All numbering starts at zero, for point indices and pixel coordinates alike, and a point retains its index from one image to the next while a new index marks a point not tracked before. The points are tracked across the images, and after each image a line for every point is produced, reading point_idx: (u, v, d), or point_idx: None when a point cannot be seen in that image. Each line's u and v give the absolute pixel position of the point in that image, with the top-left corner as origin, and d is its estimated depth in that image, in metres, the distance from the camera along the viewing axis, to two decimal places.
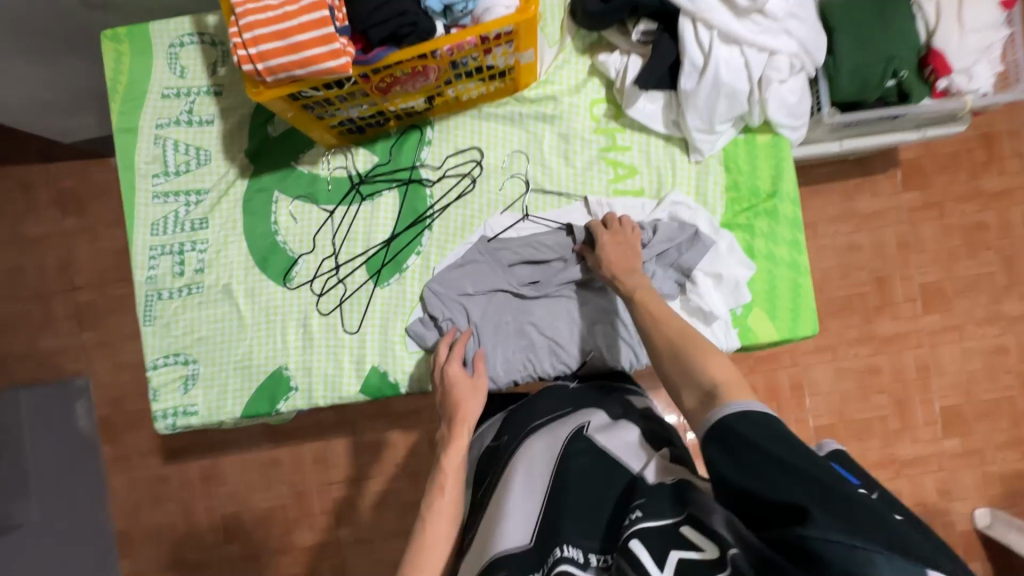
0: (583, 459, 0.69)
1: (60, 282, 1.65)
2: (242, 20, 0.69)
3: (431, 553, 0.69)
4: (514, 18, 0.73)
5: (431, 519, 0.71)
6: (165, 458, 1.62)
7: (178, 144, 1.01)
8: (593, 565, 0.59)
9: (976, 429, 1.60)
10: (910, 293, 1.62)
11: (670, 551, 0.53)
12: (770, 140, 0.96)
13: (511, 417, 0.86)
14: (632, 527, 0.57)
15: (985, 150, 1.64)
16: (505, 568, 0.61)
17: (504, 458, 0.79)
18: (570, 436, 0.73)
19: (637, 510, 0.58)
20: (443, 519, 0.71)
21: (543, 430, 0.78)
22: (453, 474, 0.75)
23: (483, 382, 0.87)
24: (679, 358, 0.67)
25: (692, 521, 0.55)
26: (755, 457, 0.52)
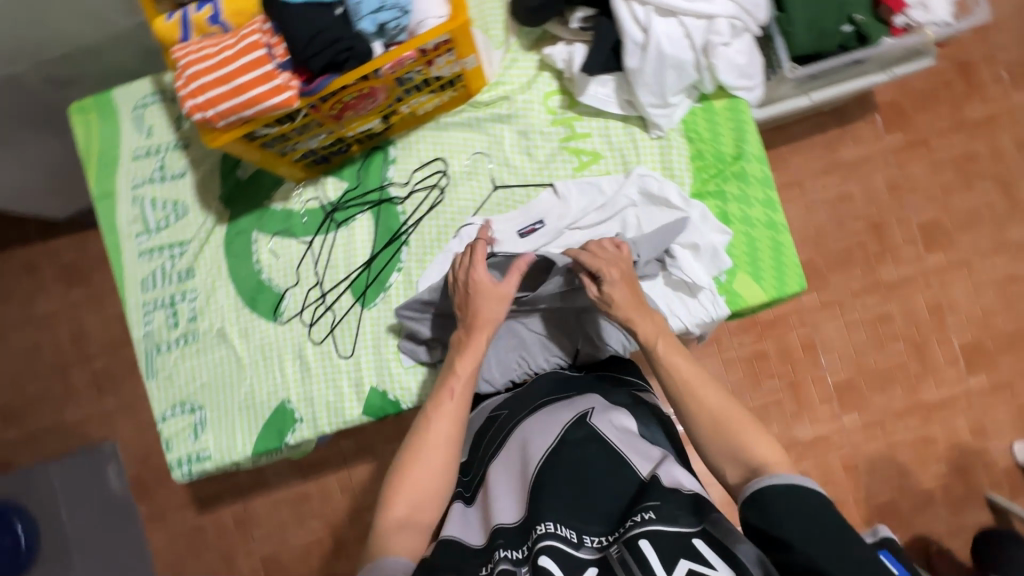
0: (589, 448, 0.69)
1: (75, 352, 1.70)
2: (186, 72, 0.71)
3: (433, 451, 0.72)
4: (448, 27, 0.74)
5: (434, 419, 0.75)
6: (198, 508, 1.64)
7: (155, 201, 1.04)
8: (588, 545, 0.60)
9: (1001, 362, 1.56)
10: (909, 236, 1.59)
11: (680, 560, 0.55)
12: (727, 104, 0.96)
13: (517, 393, 0.87)
14: (641, 527, 0.58)
15: (962, 80, 1.61)
16: (501, 538, 0.63)
17: (505, 431, 0.80)
18: (572, 422, 0.73)
19: (648, 510, 0.59)
20: (444, 419, 0.74)
21: (544, 410, 0.79)
22: (463, 381, 0.78)
23: (509, 290, 0.83)
24: (715, 428, 0.68)
25: (706, 535, 0.56)
26: (794, 516, 0.56)
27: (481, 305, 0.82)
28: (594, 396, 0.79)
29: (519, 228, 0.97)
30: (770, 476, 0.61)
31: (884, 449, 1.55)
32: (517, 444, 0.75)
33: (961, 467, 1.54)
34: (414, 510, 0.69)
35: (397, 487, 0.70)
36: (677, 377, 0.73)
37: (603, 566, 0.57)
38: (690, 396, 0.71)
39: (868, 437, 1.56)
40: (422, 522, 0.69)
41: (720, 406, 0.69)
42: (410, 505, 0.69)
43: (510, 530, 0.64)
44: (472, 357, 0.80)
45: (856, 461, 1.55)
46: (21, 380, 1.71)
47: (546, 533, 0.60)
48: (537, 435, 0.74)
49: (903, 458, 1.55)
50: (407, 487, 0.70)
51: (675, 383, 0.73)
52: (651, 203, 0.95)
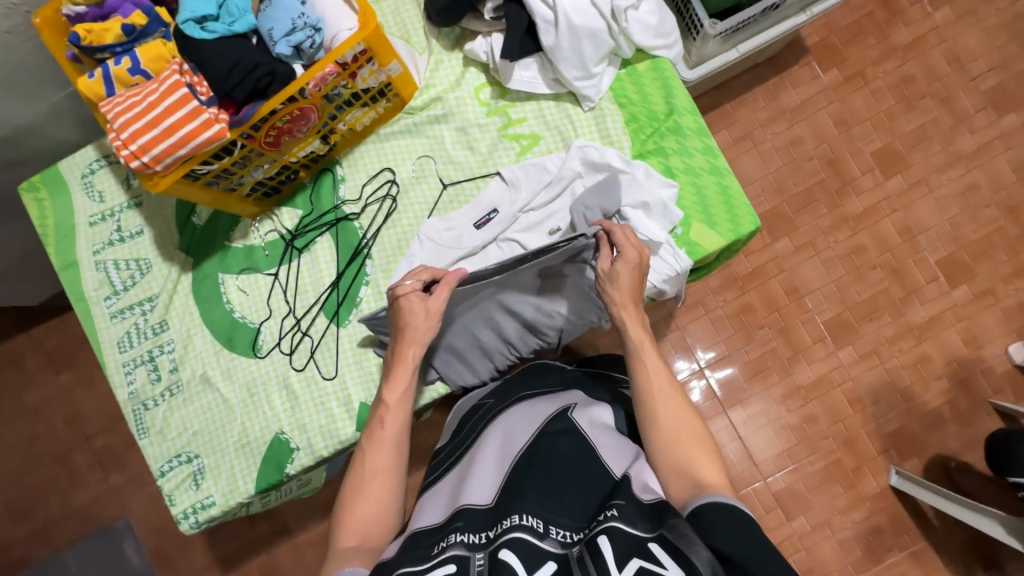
0: (565, 439, 0.71)
1: (73, 436, 1.69)
2: (116, 124, 0.73)
3: (374, 478, 0.72)
4: (360, 36, 0.77)
5: (370, 450, 0.74)
6: (224, 569, 1.63)
7: (118, 262, 1.06)
8: (552, 536, 0.58)
9: (978, 270, 1.58)
10: (864, 166, 1.63)
11: (632, 557, 0.53)
12: (649, 65, 1.00)
13: (501, 384, 0.89)
14: (604, 523, 0.57)
15: (883, 9, 1.66)
16: (461, 521, 0.61)
17: (490, 416, 0.82)
18: (555, 414, 0.75)
19: (614, 508, 0.58)
20: (380, 450, 0.74)
21: (528, 401, 0.81)
22: (395, 404, 0.78)
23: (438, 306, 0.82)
24: (674, 439, 0.67)
25: (662, 540, 0.54)
26: (729, 528, 0.54)
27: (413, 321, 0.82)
28: (581, 391, 0.82)
29: (473, 221, 0.99)
30: (719, 492, 0.60)
31: (884, 377, 1.56)
32: (495, 437, 0.75)
33: (962, 380, 1.55)
34: (364, 536, 0.68)
35: (348, 514, 0.70)
36: (655, 384, 0.71)
37: (564, 562, 0.55)
38: (659, 403, 0.70)
39: (866, 368, 1.57)
40: (374, 543, 0.68)
41: (687, 428, 0.68)
42: (360, 531, 0.68)
43: (474, 513, 0.63)
44: (402, 378, 0.80)
45: (860, 394, 1.56)
46: (24, 475, 1.69)
47: (514, 524, 0.58)
48: (517, 432, 0.75)
49: (904, 382, 1.56)
50: (359, 510, 0.70)
51: (645, 385, 0.72)
52: (595, 170, 0.97)
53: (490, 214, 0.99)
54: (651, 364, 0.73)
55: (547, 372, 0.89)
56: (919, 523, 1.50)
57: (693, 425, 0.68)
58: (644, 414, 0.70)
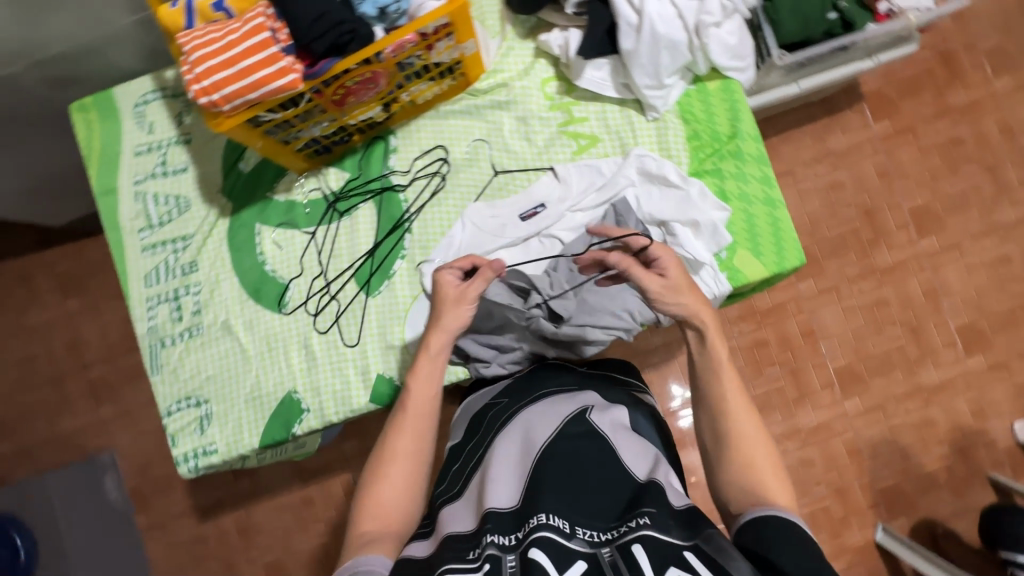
0: (583, 441, 0.69)
1: (71, 362, 1.68)
2: (191, 57, 0.72)
3: (394, 464, 0.70)
4: (447, 9, 0.77)
5: (393, 434, 0.73)
6: (199, 517, 1.62)
7: (158, 196, 1.05)
8: (580, 537, 0.57)
9: (997, 342, 1.58)
10: (900, 221, 1.62)
11: (669, 567, 0.53)
12: (720, 85, 0.98)
13: (514, 383, 0.88)
14: (636, 531, 0.56)
15: (944, 68, 1.65)
16: (489, 523, 0.61)
17: (502, 418, 0.80)
18: (571, 416, 0.74)
19: (644, 514, 0.57)
20: (404, 434, 0.73)
21: (545, 401, 0.79)
22: (419, 389, 0.76)
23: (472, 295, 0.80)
24: (745, 456, 0.66)
25: (697, 550, 0.54)
26: (786, 542, 0.55)
27: (445, 315, 0.79)
28: (596, 393, 0.81)
29: (520, 212, 0.99)
30: (781, 507, 0.60)
31: (886, 433, 1.56)
32: (515, 434, 0.74)
33: (962, 448, 1.55)
34: (387, 522, 0.67)
35: (368, 500, 0.68)
36: (730, 394, 0.69)
37: (593, 562, 0.55)
38: (731, 414, 0.68)
39: (870, 421, 1.57)
40: (396, 533, 0.67)
41: (756, 445, 0.67)
42: (383, 517, 0.67)
43: (501, 515, 0.62)
44: (433, 367, 0.78)
45: (859, 446, 1.56)
46: (16, 393, 1.68)
47: (541, 524, 0.57)
48: (538, 428, 0.73)
49: (905, 441, 1.55)
50: (381, 496, 0.69)
51: (719, 393, 0.70)
52: (650, 182, 0.97)
53: (538, 208, 0.98)
54: (722, 371, 0.71)
55: (555, 372, 0.88)
56: None
57: (763, 442, 0.67)
58: (714, 421, 0.69)
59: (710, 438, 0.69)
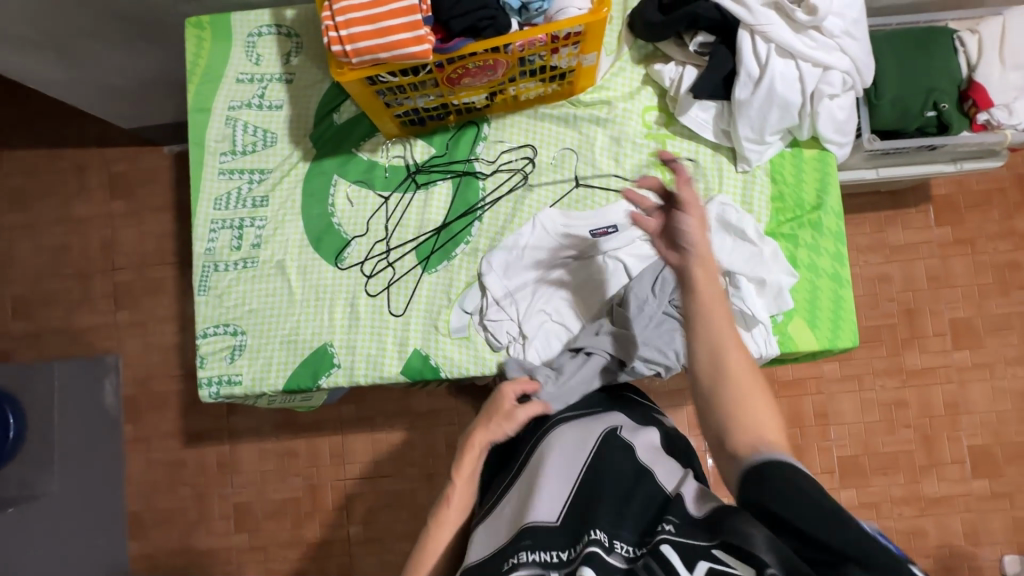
0: (618, 458, 0.70)
1: (102, 261, 1.70)
2: (336, 6, 0.74)
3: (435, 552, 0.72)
4: (586, 19, 0.78)
5: (435, 526, 0.74)
6: (184, 442, 1.63)
7: (247, 125, 1.07)
8: (618, 552, 0.59)
9: (1007, 471, 1.55)
10: (939, 328, 1.60)
11: (700, 561, 0.54)
12: (816, 154, 0.99)
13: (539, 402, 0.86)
14: (665, 535, 0.58)
15: (1018, 190, 1.63)
16: (529, 539, 0.62)
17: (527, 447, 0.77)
18: (603, 435, 0.73)
19: (670, 522, 0.60)
20: (445, 527, 0.74)
21: (575, 421, 0.78)
22: (472, 455, 0.77)
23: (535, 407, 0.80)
24: (733, 388, 0.62)
25: (726, 545, 0.55)
26: (800, 496, 0.52)
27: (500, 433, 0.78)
28: (621, 412, 0.81)
29: (591, 228, 1.00)
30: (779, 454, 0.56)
31: None
32: (554, 449, 0.73)
33: (947, 567, 1.52)
34: None
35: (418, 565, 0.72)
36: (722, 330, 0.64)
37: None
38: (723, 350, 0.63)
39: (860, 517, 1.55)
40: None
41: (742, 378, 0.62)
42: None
43: (545, 530, 0.63)
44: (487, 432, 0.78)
45: None
46: (43, 275, 1.71)
47: (596, 540, 0.59)
48: (575, 449, 0.73)
49: None
50: (428, 563, 0.72)
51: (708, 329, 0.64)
52: (726, 230, 0.97)
53: (608, 228, 0.99)
54: (712, 307, 0.64)
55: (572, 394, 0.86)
56: None
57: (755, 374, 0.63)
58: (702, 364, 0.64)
59: (704, 376, 0.64)
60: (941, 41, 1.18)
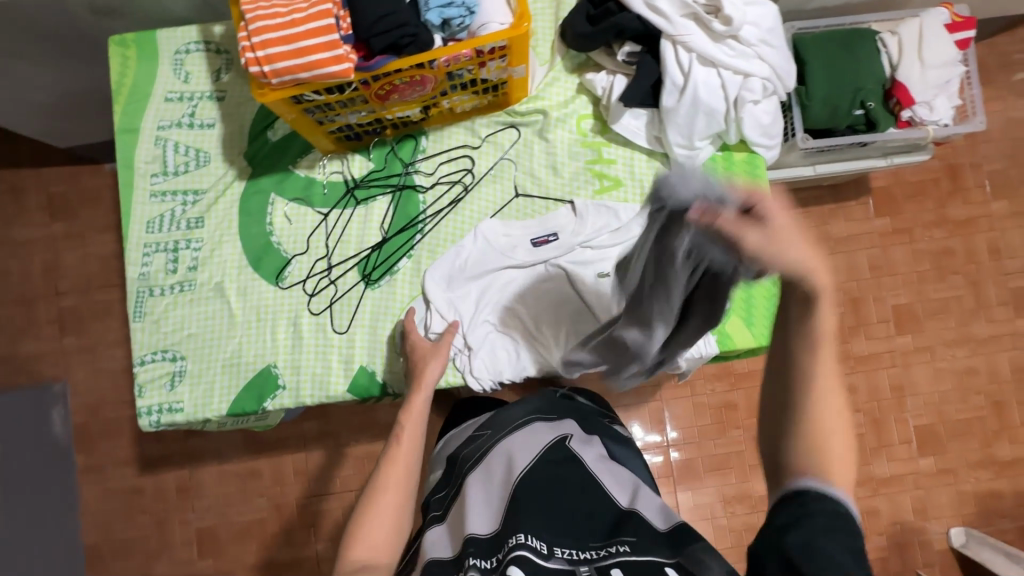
0: (565, 464, 0.74)
1: (44, 285, 1.63)
2: (251, 26, 0.74)
3: (385, 497, 0.78)
4: (507, 34, 0.78)
5: (386, 470, 0.81)
6: (141, 469, 1.57)
7: (179, 145, 1.05)
8: (558, 556, 0.63)
9: (950, 448, 1.62)
10: (882, 315, 1.67)
11: None
12: (746, 157, 1.02)
13: (495, 415, 0.89)
14: (615, 558, 0.61)
15: (950, 180, 1.70)
16: (471, 548, 0.66)
17: (480, 449, 0.82)
18: (552, 443, 0.78)
19: (626, 545, 0.62)
20: (396, 467, 0.81)
21: (524, 432, 0.81)
22: (411, 421, 0.85)
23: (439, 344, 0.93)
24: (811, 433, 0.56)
25: (679, 567, 0.59)
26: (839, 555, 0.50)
27: (429, 364, 0.91)
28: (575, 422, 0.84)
29: (532, 238, 1.01)
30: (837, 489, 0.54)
31: None
32: (505, 458, 0.77)
33: (899, 542, 1.59)
34: (374, 553, 0.73)
35: (356, 534, 0.75)
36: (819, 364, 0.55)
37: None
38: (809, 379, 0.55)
39: None
40: (382, 565, 0.73)
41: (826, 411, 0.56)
42: (370, 548, 0.73)
43: (481, 541, 0.67)
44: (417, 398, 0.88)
45: None
46: None
47: (520, 544, 0.62)
48: (520, 461, 0.76)
49: None
50: (377, 508, 0.77)
51: (807, 372, 0.55)
52: None
53: (548, 238, 1.00)
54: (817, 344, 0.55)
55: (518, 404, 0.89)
56: None
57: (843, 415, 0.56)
58: (783, 390, 0.57)
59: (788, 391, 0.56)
60: (866, 40, 1.22)
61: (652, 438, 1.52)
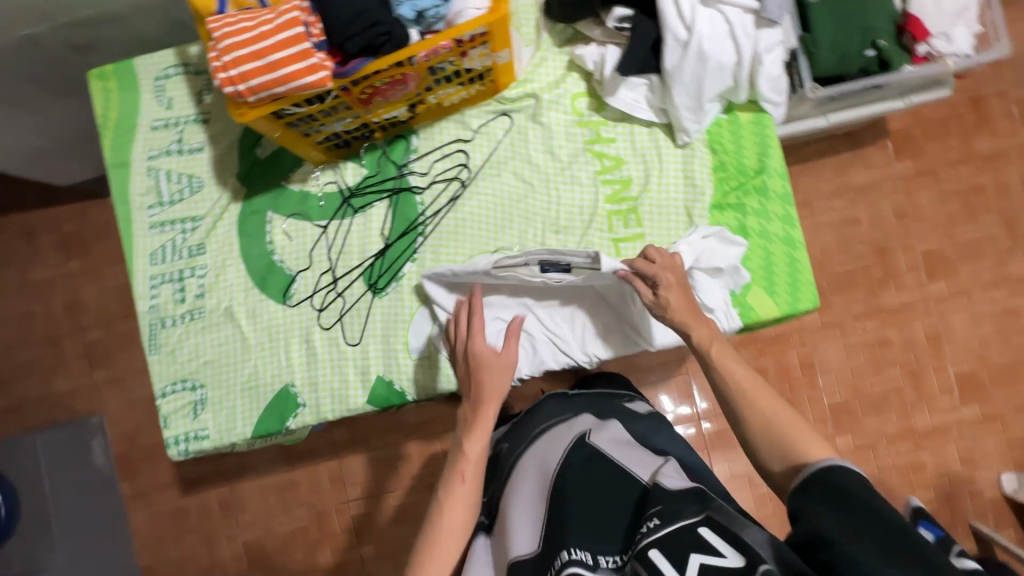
0: (590, 465, 0.74)
1: (69, 322, 1.66)
2: (220, 44, 0.71)
3: (453, 535, 0.72)
4: (486, 19, 0.74)
5: (447, 509, 0.73)
6: (184, 490, 1.61)
7: (171, 173, 1.03)
8: (603, 567, 0.61)
9: (994, 393, 1.56)
10: (912, 263, 1.59)
11: (693, 555, 0.55)
12: (752, 117, 0.97)
13: (514, 426, 0.91)
14: (650, 536, 0.59)
15: (974, 113, 1.60)
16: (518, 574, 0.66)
17: (509, 464, 0.84)
18: (572, 444, 0.77)
19: (656, 518, 0.61)
20: (459, 507, 0.73)
21: (543, 438, 0.82)
22: (473, 467, 0.76)
23: (511, 360, 0.84)
24: (771, 431, 0.68)
25: (712, 524, 0.58)
26: (832, 501, 0.55)
27: (489, 376, 0.82)
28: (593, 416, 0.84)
29: (543, 264, 0.90)
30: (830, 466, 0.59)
31: (874, 472, 1.54)
32: (534, 465, 0.79)
33: (949, 494, 1.53)
34: None
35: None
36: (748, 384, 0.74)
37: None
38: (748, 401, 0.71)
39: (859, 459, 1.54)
40: None
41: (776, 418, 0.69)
42: None
43: (526, 561, 0.66)
44: (484, 436, 0.78)
45: None
46: (11, 346, 1.66)
47: (569, 560, 0.61)
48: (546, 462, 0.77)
49: (892, 483, 1.53)
50: (446, 546, 0.71)
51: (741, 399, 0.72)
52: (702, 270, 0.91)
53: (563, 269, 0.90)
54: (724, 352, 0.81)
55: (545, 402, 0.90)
56: None
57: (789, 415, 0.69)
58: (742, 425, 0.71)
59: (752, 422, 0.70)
60: None
61: (683, 410, 1.47)
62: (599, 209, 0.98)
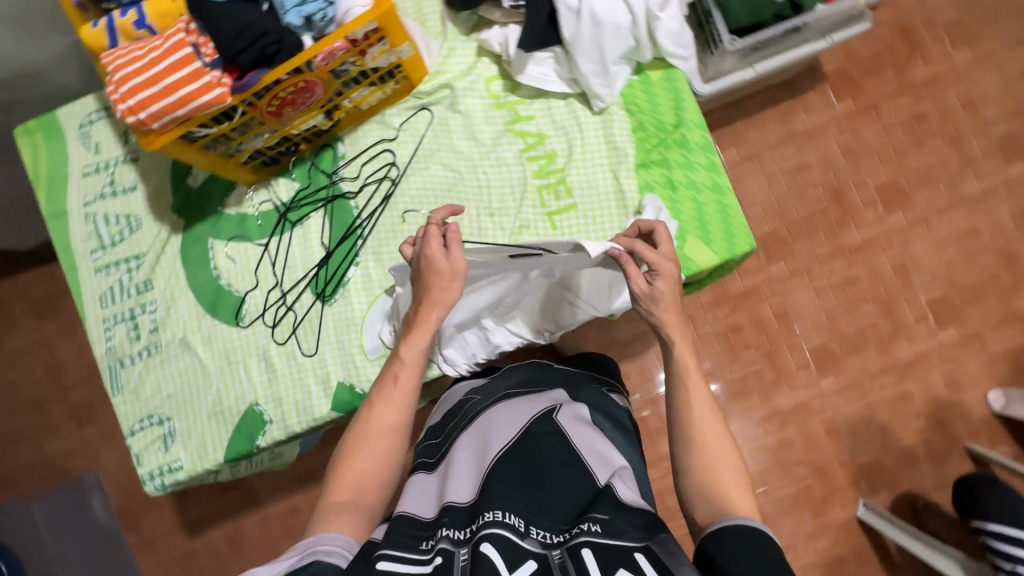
0: (556, 441, 0.75)
1: (51, 385, 1.66)
2: (116, 76, 0.73)
3: (380, 436, 0.73)
4: (373, 13, 0.76)
5: (378, 406, 0.75)
6: (189, 532, 1.61)
7: (109, 216, 1.05)
8: (533, 537, 0.61)
9: (969, 314, 1.55)
10: (868, 199, 1.58)
11: (619, 569, 0.55)
12: (663, 74, 1.00)
13: (488, 381, 0.93)
14: (586, 536, 0.59)
15: (905, 43, 1.61)
16: (447, 517, 0.65)
17: (473, 413, 0.85)
18: (539, 415, 0.79)
19: (597, 523, 0.60)
20: (391, 406, 0.75)
21: (512, 401, 0.84)
22: (409, 377, 0.77)
23: (460, 265, 0.79)
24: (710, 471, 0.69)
25: (648, 551, 0.57)
26: (746, 554, 0.57)
27: (433, 285, 0.78)
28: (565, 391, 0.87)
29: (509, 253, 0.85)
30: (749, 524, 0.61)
31: (864, 411, 1.53)
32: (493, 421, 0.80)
33: (939, 420, 1.52)
34: (361, 494, 0.69)
35: (343, 470, 0.71)
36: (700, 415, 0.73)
37: (542, 562, 0.58)
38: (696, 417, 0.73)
39: (846, 400, 1.53)
40: (368, 504, 0.69)
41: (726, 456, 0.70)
42: (358, 488, 0.69)
43: (458, 509, 0.67)
44: (422, 337, 0.78)
45: (838, 424, 1.52)
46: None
47: (493, 521, 0.60)
48: (498, 431, 0.78)
49: (882, 418, 1.52)
50: (370, 445, 0.72)
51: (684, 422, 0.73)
52: None
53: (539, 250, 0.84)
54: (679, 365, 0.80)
55: (514, 368, 0.93)
56: (881, 556, 1.48)
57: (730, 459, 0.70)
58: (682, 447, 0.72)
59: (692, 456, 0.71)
60: None
61: None
62: (529, 185, 0.99)
